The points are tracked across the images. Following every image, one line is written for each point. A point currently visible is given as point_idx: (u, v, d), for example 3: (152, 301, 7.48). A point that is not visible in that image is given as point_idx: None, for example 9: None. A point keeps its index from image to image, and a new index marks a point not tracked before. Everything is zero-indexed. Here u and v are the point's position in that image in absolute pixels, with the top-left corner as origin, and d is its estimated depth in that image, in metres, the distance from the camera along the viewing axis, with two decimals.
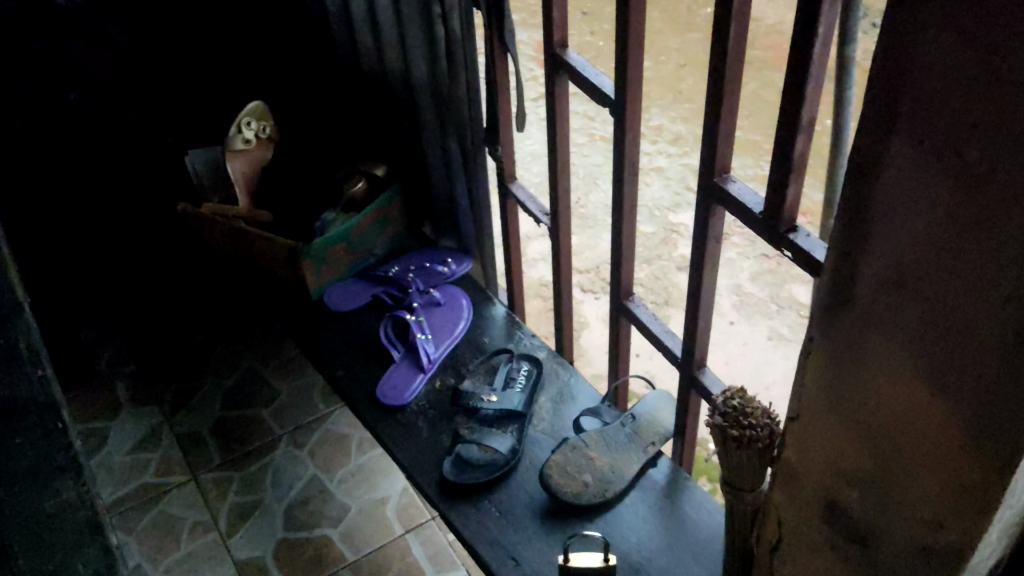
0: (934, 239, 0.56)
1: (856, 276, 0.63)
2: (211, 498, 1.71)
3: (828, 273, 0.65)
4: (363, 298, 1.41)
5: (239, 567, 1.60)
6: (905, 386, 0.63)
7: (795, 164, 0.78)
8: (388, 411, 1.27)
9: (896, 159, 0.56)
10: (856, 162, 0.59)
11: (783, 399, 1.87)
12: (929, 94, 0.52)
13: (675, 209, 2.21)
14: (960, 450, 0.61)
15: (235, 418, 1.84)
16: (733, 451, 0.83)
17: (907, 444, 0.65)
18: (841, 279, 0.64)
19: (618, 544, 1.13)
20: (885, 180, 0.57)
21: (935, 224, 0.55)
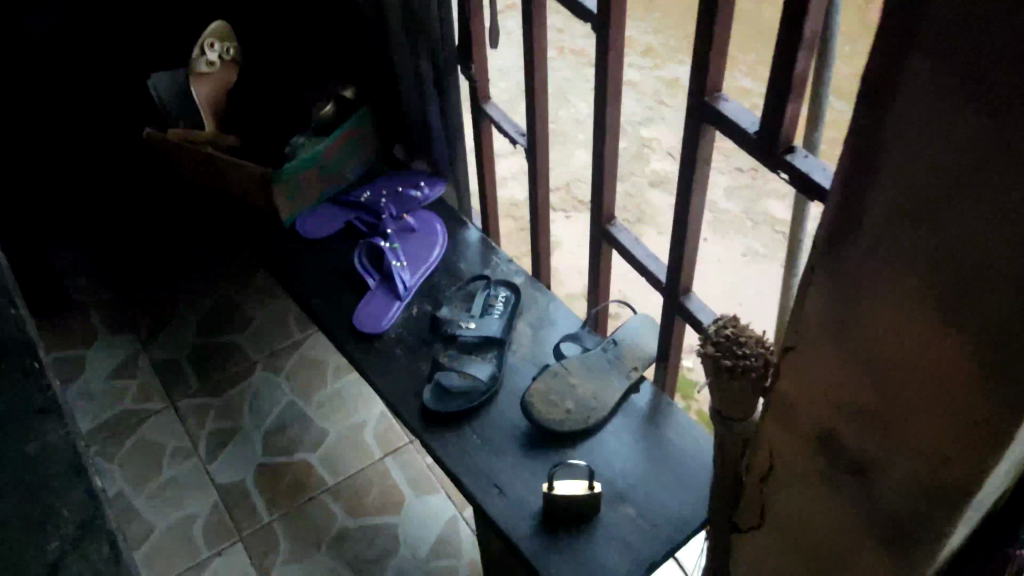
0: (944, 177, 0.54)
1: (859, 217, 0.61)
2: (190, 425, 1.68)
3: (831, 212, 0.63)
4: (336, 224, 1.36)
5: (221, 493, 1.58)
6: (907, 327, 0.62)
7: (795, 83, 0.74)
8: (365, 339, 1.24)
9: (909, 93, 0.53)
10: (866, 97, 0.57)
11: (757, 312, 1.85)
12: (956, 9, 0.49)
13: (647, 123, 2.16)
14: (971, 383, 0.59)
15: (210, 344, 1.80)
16: (727, 381, 0.80)
17: (914, 376, 0.64)
18: (844, 218, 0.62)
19: (603, 472, 1.13)
20: (901, 103, 0.54)
21: (946, 164, 0.53)
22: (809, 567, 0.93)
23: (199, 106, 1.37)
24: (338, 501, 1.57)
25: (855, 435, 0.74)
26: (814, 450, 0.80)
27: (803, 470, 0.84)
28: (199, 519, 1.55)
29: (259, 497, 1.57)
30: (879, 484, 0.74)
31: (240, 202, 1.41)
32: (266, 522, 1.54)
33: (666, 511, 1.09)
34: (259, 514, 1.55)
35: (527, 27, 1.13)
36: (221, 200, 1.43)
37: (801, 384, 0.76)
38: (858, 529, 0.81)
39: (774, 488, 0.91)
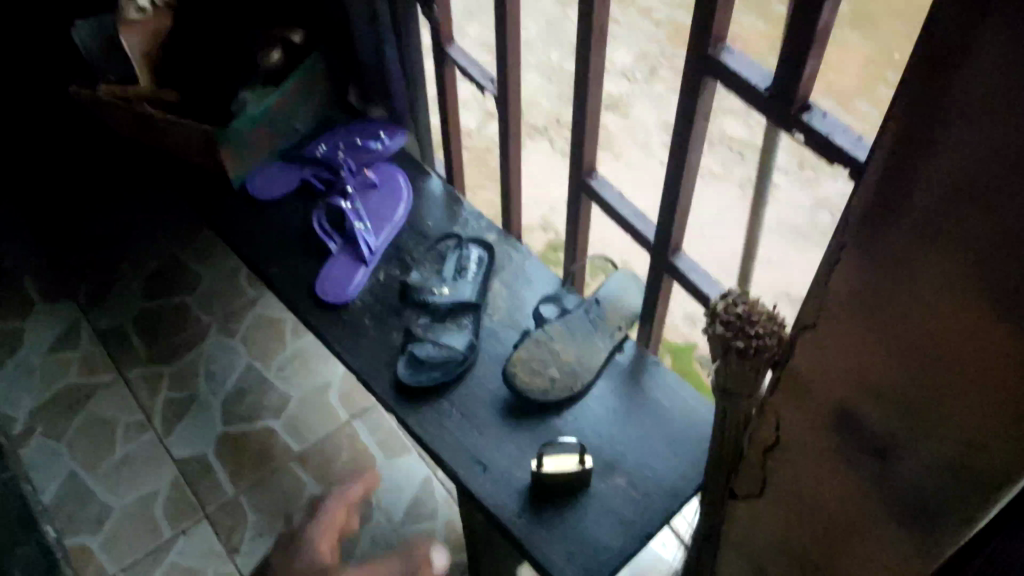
0: (1007, 157, 0.47)
1: (906, 191, 0.55)
2: (142, 396, 1.59)
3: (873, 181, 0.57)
4: (291, 183, 1.27)
5: (181, 468, 1.51)
6: (946, 315, 0.56)
7: (818, 37, 0.66)
8: (331, 309, 1.16)
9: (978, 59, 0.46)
10: (925, 61, 0.50)
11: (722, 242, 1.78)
12: None
13: None
14: (1015, 380, 0.53)
15: (158, 309, 1.70)
16: (737, 361, 0.74)
17: (951, 367, 0.58)
18: (888, 190, 0.56)
19: (591, 439, 1.07)
20: (966, 70, 0.47)
21: (1010, 143, 0.46)
22: (809, 541, 0.90)
23: (132, 59, 1.23)
24: (305, 469, 1.50)
25: (876, 420, 0.68)
26: (826, 430, 0.75)
27: (814, 447, 0.79)
28: (160, 496, 1.48)
29: (222, 470, 1.50)
30: (899, 470, 0.69)
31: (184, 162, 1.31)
32: (231, 496, 1.47)
33: (658, 478, 1.04)
34: (224, 489, 1.48)
35: None
36: (163, 159, 1.32)
37: (818, 365, 0.71)
38: (869, 510, 0.77)
39: (779, 459, 0.86)
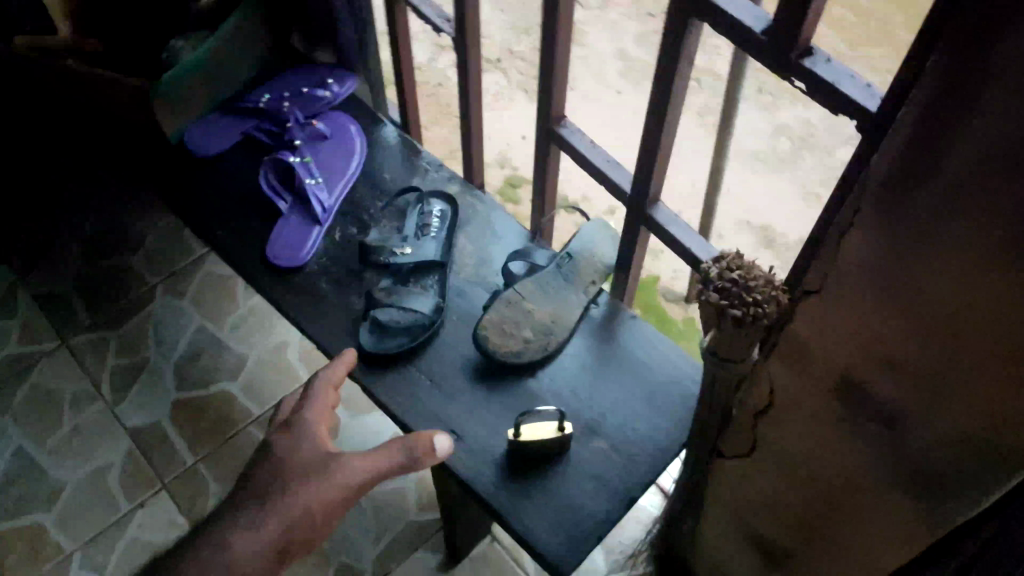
0: None
1: (948, 141, 0.50)
2: (88, 364, 1.51)
3: (909, 131, 0.52)
4: (232, 138, 1.18)
5: (135, 436, 1.43)
6: (986, 277, 0.52)
7: None
8: (284, 274, 1.08)
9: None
10: (976, 14, 0.46)
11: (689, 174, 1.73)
12: None
13: None
14: None
15: (99, 269, 1.61)
16: (730, 329, 0.69)
17: (981, 337, 0.55)
18: (927, 141, 0.51)
19: (569, 401, 1.02)
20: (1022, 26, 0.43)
21: None
22: (805, 502, 0.86)
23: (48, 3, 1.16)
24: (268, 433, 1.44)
25: (884, 390, 0.65)
26: (830, 397, 0.71)
27: (813, 414, 0.74)
28: (114, 469, 1.41)
29: (178, 438, 1.43)
30: (907, 439, 0.66)
31: (117, 118, 1.21)
32: (191, 465, 1.41)
33: (640, 438, 0.99)
34: (182, 458, 1.41)
35: None
36: (92, 114, 1.23)
37: (825, 331, 0.66)
38: (875, 475, 0.73)
39: (773, 423, 0.82)
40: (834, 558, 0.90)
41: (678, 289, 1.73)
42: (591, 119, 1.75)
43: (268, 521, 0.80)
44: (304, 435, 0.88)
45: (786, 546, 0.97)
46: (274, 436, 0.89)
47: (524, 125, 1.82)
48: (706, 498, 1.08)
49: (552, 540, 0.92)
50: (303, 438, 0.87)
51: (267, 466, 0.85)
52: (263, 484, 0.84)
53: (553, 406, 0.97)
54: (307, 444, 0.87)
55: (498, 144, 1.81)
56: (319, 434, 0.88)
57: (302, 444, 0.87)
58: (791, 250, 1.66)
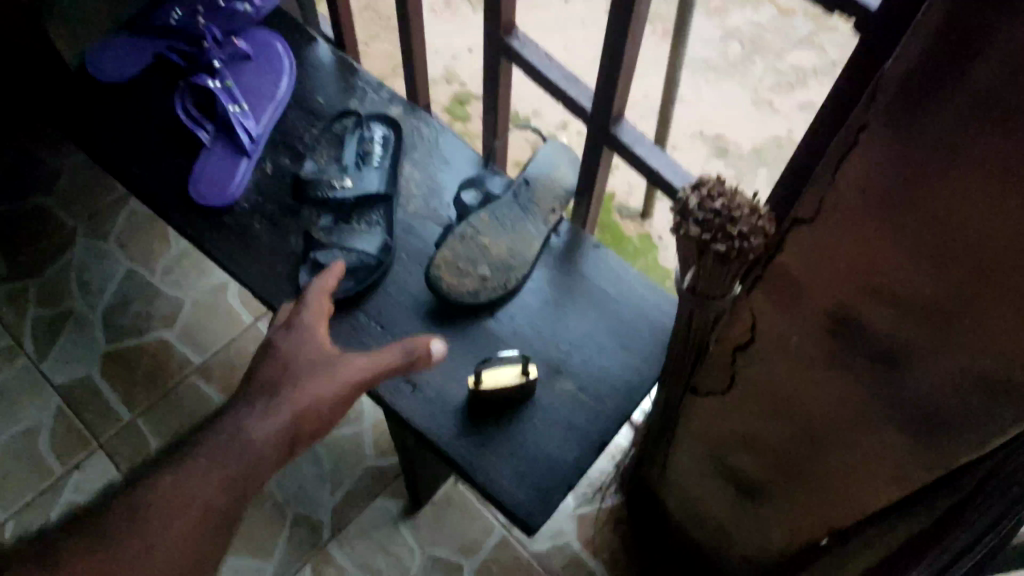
0: None
1: (987, 36, 0.41)
2: (9, 317, 1.40)
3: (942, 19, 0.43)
4: (143, 62, 1.07)
5: (64, 393, 1.34)
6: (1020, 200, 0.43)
7: None
8: (211, 215, 0.98)
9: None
10: None
11: (643, 86, 1.63)
12: None
13: None
14: None
15: (14, 213, 1.48)
16: (715, 264, 0.61)
17: (1000, 270, 0.47)
18: (961, 33, 0.42)
19: (531, 341, 0.94)
20: None
21: None
22: (782, 440, 0.80)
23: None
24: (209, 381, 1.35)
25: (879, 326, 0.58)
26: (819, 330, 0.63)
27: (800, 351, 0.67)
28: (44, 429, 1.32)
29: (111, 392, 1.34)
30: (903, 377, 0.60)
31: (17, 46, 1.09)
32: (127, 421, 1.32)
33: (610, 377, 0.92)
34: (117, 414, 1.32)
35: None
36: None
37: (820, 258, 0.58)
38: (864, 415, 0.67)
39: (754, 360, 0.75)
40: (812, 498, 0.84)
41: (634, 206, 1.66)
42: (538, 27, 1.63)
43: (276, 410, 0.71)
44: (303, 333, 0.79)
45: (757, 485, 0.92)
46: (269, 338, 0.79)
47: (469, 37, 1.70)
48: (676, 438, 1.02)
49: (520, 492, 0.85)
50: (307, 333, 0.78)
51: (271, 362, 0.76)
52: (266, 380, 0.74)
53: (517, 352, 0.89)
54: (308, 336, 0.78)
55: (442, 59, 1.69)
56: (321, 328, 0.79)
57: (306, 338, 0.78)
58: (746, 159, 1.58)
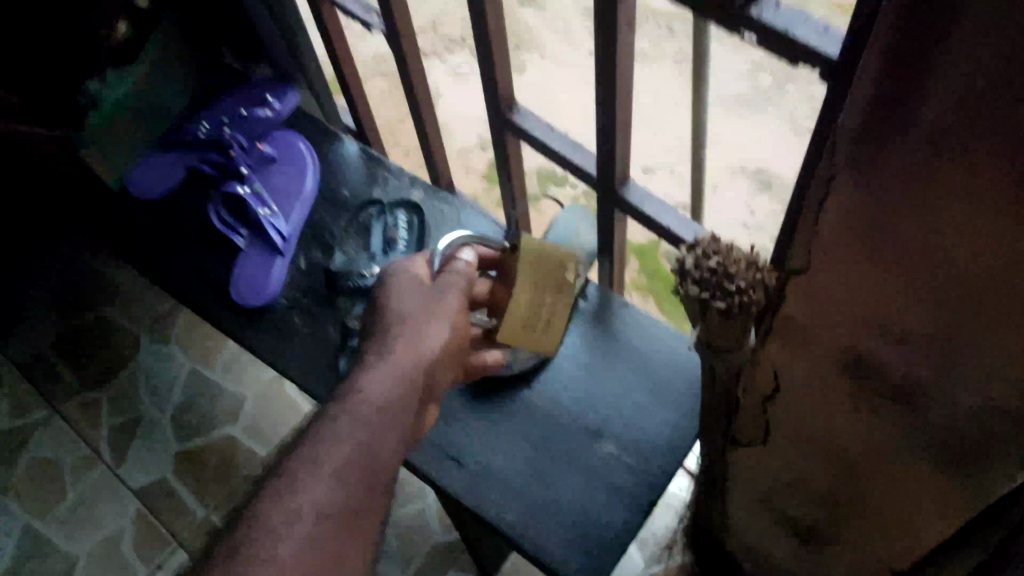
0: None
1: (917, 97, 0.41)
2: (83, 428, 1.51)
3: (873, 80, 0.43)
4: (177, 173, 1.18)
5: (141, 497, 1.43)
6: (1006, 240, 0.43)
7: None
8: (253, 313, 1.06)
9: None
10: None
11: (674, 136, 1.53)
12: None
13: None
14: None
15: (81, 327, 1.60)
16: (720, 322, 0.62)
17: (983, 298, 0.47)
18: (895, 98, 0.42)
19: (569, 407, 0.95)
20: None
21: None
22: (820, 490, 0.79)
23: None
24: None
25: (892, 365, 0.58)
26: (833, 378, 0.63)
27: (824, 398, 0.66)
28: (125, 533, 1.40)
29: (185, 491, 1.42)
30: (926, 413, 0.59)
31: (65, 174, 1.22)
32: (203, 519, 1.39)
33: (650, 436, 0.92)
34: (192, 512, 1.40)
35: None
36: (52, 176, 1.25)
37: (820, 310, 0.58)
38: (893, 458, 0.66)
39: (783, 411, 0.73)
40: (859, 541, 0.81)
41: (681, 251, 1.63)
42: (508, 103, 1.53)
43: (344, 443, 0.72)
44: (403, 300, 0.84)
45: (805, 535, 0.89)
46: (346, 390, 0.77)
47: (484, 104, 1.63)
48: (722, 503, 1.00)
49: (571, 560, 0.85)
50: (396, 343, 0.79)
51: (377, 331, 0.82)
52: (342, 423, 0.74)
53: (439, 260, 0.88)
54: (420, 313, 0.82)
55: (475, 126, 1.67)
56: (462, 324, 0.84)
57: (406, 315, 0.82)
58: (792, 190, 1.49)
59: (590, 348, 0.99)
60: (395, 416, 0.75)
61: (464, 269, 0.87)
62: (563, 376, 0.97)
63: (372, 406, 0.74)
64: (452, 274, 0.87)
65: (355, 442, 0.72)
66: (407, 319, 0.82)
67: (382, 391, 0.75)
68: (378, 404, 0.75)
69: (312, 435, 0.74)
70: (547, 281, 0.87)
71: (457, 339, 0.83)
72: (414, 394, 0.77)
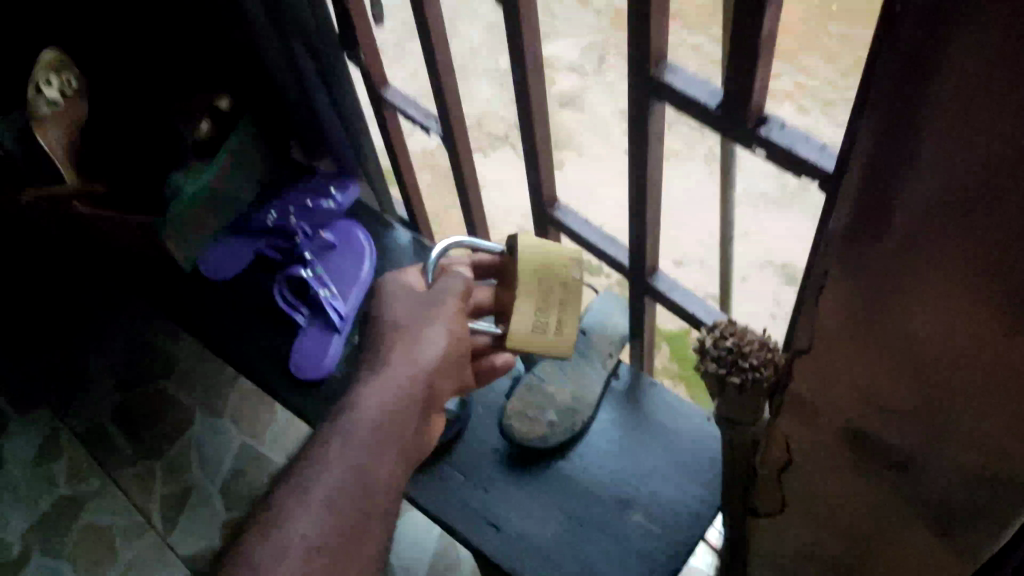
0: (983, 182, 0.44)
1: (893, 204, 0.50)
2: (137, 496, 1.59)
3: (858, 181, 0.51)
4: (246, 257, 1.32)
5: (189, 563, 1.50)
6: (975, 316, 0.51)
7: (758, 84, 0.69)
8: (310, 385, 1.19)
9: (965, 28, 0.40)
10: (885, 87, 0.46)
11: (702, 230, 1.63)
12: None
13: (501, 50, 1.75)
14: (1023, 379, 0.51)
15: (139, 399, 1.70)
16: (735, 396, 0.71)
17: (959, 373, 0.55)
18: (875, 203, 0.51)
19: (599, 478, 1.02)
20: (937, 96, 0.43)
21: (989, 169, 0.43)
22: (833, 559, 0.85)
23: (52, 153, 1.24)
24: None
25: (888, 437, 0.65)
26: (838, 450, 0.71)
27: (833, 470, 0.74)
28: None
29: None
30: (921, 482, 0.66)
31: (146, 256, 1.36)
32: None
33: (675, 507, 0.99)
34: None
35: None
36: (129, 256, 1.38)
37: (823, 386, 0.66)
38: (896, 526, 0.73)
39: (796, 483, 0.80)
40: None
41: None
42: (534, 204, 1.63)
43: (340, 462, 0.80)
44: (400, 309, 0.92)
45: None
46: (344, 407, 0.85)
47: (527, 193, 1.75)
48: None
49: None
50: (393, 359, 0.87)
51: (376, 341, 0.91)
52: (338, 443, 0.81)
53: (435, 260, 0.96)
54: (417, 323, 0.90)
55: None
56: (463, 325, 0.91)
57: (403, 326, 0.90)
58: None
59: (620, 424, 1.07)
60: (388, 427, 0.83)
61: (461, 274, 0.94)
62: (594, 449, 1.05)
63: (366, 419, 0.83)
64: (451, 278, 0.94)
65: (350, 459, 0.80)
66: (404, 330, 0.89)
67: (377, 410, 0.83)
68: (371, 425, 0.82)
69: (310, 454, 0.82)
70: (550, 280, 0.90)
71: (456, 343, 0.90)
72: (410, 401, 0.85)
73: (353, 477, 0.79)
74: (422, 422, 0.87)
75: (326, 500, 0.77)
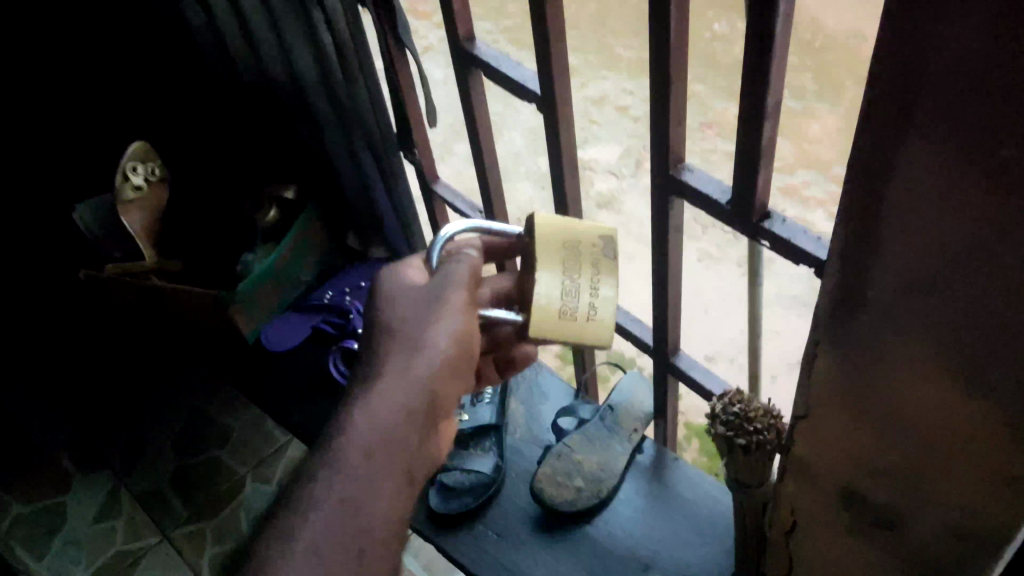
0: (936, 267, 0.54)
1: (867, 285, 0.60)
2: (188, 554, 1.69)
3: (838, 267, 0.62)
4: (303, 331, 1.46)
5: None
6: (939, 383, 0.60)
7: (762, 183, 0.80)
8: None
9: (908, 145, 0.50)
10: (854, 191, 0.56)
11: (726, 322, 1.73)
12: (927, 123, 0.49)
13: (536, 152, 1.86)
14: (983, 438, 0.60)
15: (193, 465, 1.81)
16: (739, 456, 0.82)
17: (931, 434, 0.64)
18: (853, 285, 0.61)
19: (622, 541, 1.11)
20: (894, 199, 0.54)
21: (939, 256, 0.54)
22: None
23: (133, 233, 1.39)
24: None
25: (877, 497, 0.74)
26: (835, 510, 0.79)
27: (833, 530, 0.82)
28: None
29: None
30: (908, 538, 0.74)
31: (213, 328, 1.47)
32: None
33: (691, 570, 1.07)
34: None
35: (464, 102, 1.15)
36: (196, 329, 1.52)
37: (818, 448, 0.76)
38: None
39: (799, 544, 0.89)
40: None
41: None
42: None
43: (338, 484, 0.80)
44: (398, 306, 0.85)
45: None
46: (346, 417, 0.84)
47: None
48: None
49: None
50: (391, 369, 0.84)
51: (375, 342, 0.86)
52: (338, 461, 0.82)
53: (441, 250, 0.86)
54: (418, 327, 0.83)
55: None
56: (472, 318, 0.84)
57: (402, 331, 0.84)
58: None
59: (643, 493, 1.15)
60: (382, 456, 0.82)
61: (468, 257, 0.84)
62: (619, 515, 1.13)
63: (358, 450, 0.82)
64: (454, 263, 0.84)
65: (350, 484, 0.80)
66: (403, 335, 0.84)
67: (378, 427, 0.82)
68: (367, 445, 0.82)
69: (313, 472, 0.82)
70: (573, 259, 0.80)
71: (462, 341, 0.84)
72: (406, 422, 0.83)
73: (344, 516, 0.79)
74: (429, 425, 0.85)
75: (328, 527, 0.78)
